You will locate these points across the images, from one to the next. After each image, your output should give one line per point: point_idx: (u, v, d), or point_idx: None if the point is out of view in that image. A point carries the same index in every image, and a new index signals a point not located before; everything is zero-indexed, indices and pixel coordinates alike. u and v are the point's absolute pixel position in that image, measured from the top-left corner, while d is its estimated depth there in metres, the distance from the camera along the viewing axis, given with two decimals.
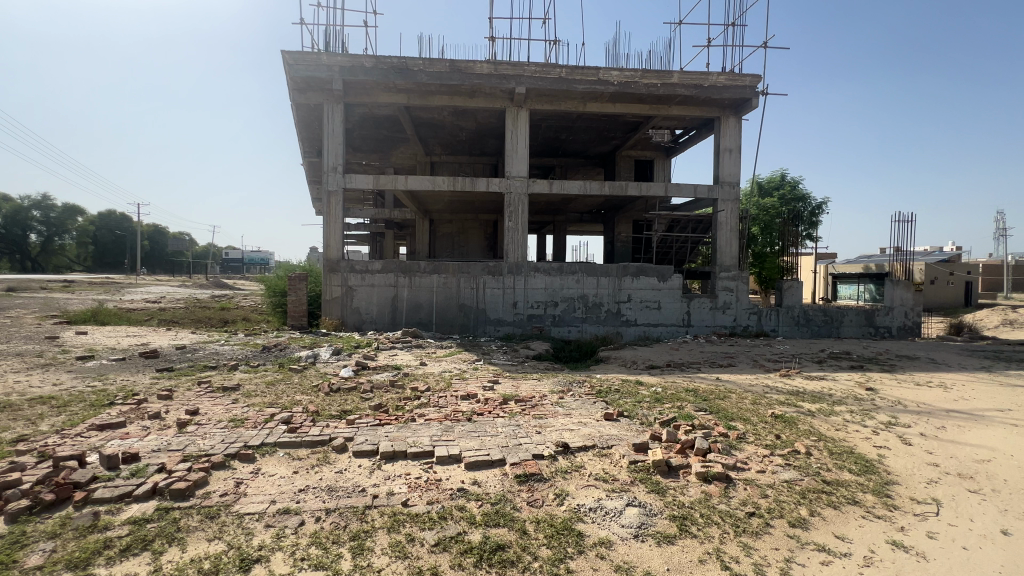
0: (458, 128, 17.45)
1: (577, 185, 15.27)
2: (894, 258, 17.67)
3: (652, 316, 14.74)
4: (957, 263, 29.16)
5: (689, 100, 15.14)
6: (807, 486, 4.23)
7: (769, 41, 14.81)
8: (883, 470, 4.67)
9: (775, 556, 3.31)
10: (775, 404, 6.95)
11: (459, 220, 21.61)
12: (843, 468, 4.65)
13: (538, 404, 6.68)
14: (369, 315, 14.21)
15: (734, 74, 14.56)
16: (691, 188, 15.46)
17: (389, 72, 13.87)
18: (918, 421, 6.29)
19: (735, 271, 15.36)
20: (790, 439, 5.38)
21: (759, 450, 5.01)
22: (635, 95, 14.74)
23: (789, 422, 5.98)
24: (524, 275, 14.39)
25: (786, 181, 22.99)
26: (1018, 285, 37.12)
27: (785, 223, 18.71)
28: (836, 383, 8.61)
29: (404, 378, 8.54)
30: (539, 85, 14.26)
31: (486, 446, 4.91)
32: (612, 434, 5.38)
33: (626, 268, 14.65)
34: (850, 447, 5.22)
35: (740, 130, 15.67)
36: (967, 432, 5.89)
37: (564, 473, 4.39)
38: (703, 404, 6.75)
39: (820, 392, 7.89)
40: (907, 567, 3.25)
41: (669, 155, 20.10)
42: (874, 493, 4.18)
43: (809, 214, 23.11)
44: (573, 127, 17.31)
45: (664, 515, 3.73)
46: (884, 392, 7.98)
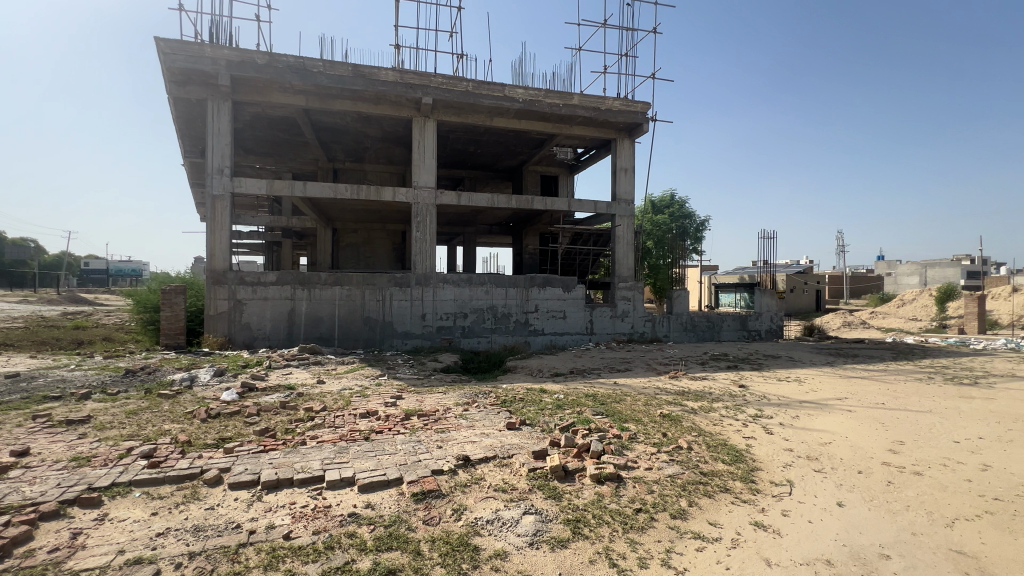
0: (363, 134, 16.82)
1: (485, 197, 15.47)
2: (763, 270, 20.19)
3: (558, 325, 15.28)
4: (810, 275, 34.23)
5: (589, 122, 16.09)
6: (687, 479, 4.61)
7: (656, 74, 16.49)
8: (749, 458, 5.24)
9: (658, 548, 3.52)
10: (664, 404, 7.54)
11: (365, 230, 20.76)
12: (717, 459, 5.14)
13: (441, 418, 6.55)
14: (262, 331, 13.03)
15: (627, 101, 15.83)
16: (592, 203, 16.38)
17: (284, 71, 13.00)
18: (778, 412, 7.21)
19: (632, 282, 16.42)
20: (674, 436, 5.83)
21: (647, 448, 5.36)
22: (539, 113, 15.37)
23: (674, 420, 6.50)
24: (432, 286, 14.13)
25: (675, 200, 25.31)
26: (856, 292, 44.22)
27: (675, 238, 20.56)
28: (714, 382, 9.59)
29: (298, 398, 7.89)
30: (445, 97, 14.27)
31: (382, 466, 4.68)
32: (513, 443, 5.44)
33: (533, 279, 15.05)
34: (724, 439, 5.79)
35: (633, 152, 16.95)
36: (815, 420, 6.83)
37: (463, 487, 4.32)
38: (600, 408, 7.10)
39: (701, 390, 8.72)
40: (765, 544, 3.61)
41: (572, 172, 21.16)
42: (741, 480, 4.66)
43: (695, 230, 25.58)
44: (482, 140, 17.54)
45: (559, 519, 3.82)
46: (753, 388, 9.04)
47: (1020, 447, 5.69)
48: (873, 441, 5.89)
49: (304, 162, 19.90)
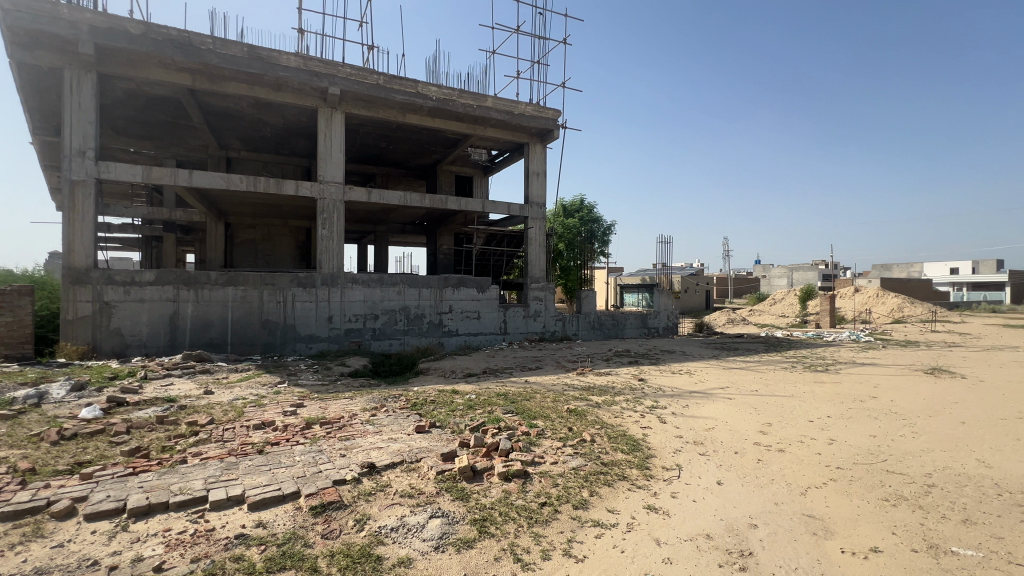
0: (261, 122, 15.49)
1: (397, 195, 15.01)
2: (661, 272, 21.93)
3: (472, 325, 15.29)
4: (701, 277, 37.83)
5: (502, 125, 16.34)
6: (589, 470, 4.86)
7: (566, 82, 17.20)
8: (645, 446, 5.67)
9: (560, 539, 3.66)
10: (571, 400, 7.88)
11: (264, 226, 19.15)
12: (617, 449, 5.48)
13: (346, 425, 6.24)
14: (136, 337, 11.47)
15: (539, 107, 16.39)
16: (505, 205, 16.63)
17: (165, 44, 11.56)
18: (671, 402, 7.89)
19: (544, 282, 16.92)
20: (579, 430, 6.11)
21: (553, 443, 5.56)
22: (454, 113, 15.28)
23: (579, 415, 6.83)
24: (340, 287, 13.41)
25: (585, 205, 26.46)
26: (739, 292, 49.61)
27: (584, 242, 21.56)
28: (617, 376, 10.24)
29: (180, 411, 7.06)
30: (354, 89, 13.64)
31: (277, 480, 4.34)
32: (422, 446, 5.35)
33: (447, 279, 14.90)
34: (624, 430, 6.20)
35: (545, 157, 17.50)
36: (701, 408, 7.56)
37: (367, 495, 4.15)
38: (511, 406, 7.24)
39: (606, 385, 9.26)
40: (655, 524, 3.90)
41: (486, 173, 21.33)
42: (638, 467, 5.01)
43: (602, 234, 26.95)
44: (394, 136, 17.02)
45: (466, 520, 3.82)
46: (651, 380, 9.80)
47: (856, 422, 6.77)
48: (747, 424, 6.67)
49: (191, 148, 17.86)
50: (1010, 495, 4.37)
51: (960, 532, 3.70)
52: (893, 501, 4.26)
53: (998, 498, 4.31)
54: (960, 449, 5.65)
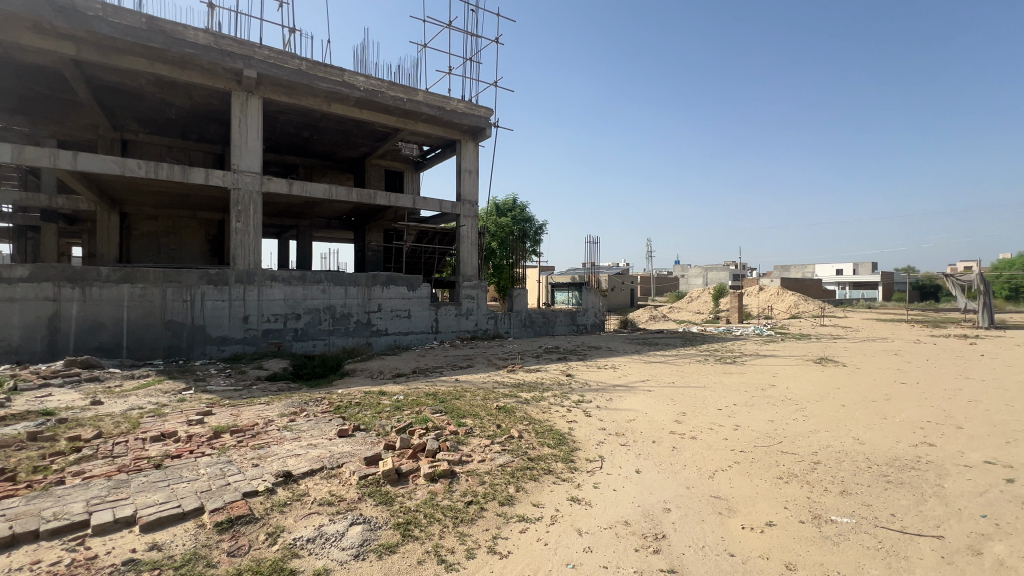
0: (164, 102, 14.03)
1: (321, 188, 14.25)
2: (589, 272, 22.72)
3: (402, 324, 14.90)
4: (626, 276, 39.75)
5: (434, 120, 16.08)
6: (515, 466, 4.92)
7: (498, 81, 17.27)
8: (570, 440, 5.84)
9: (485, 537, 3.66)
10: (500, 397, 7.94)
11: (168, 217, 17.37)
12: (543, 444, 5.60)
13: (260, 432, 5.82)
14: (4, 342, 9.97)
15: (471, 104, 16.34)
16: (437, 202, 16.38)
17: (41, 6, 10.10)
18: (596, 396, 8.21)
19: (476, 281, 16.87)
20: (507, 427, 6.17)
21: (481, 441, 5.56)
22: (383, 105, 14.79)
23: (508, 412, 6.89)
24: (257, 284, 12.47)
25: (518, 204, 26.47)
26: (661, 290, 52.71)
27: (515, 241, 21.72)
28: (547, 372, 10.49)
29: (59, 425, 6.20)
30: (273, 73, 12.76)
31: (177, 496, 3.95)
32: (344, 451, 5.12)
33: (376, 277, 14.39)
34: (550, 425, 6.35)
35: (477, 155, 17.46)
36: (623, 400, 7.94)
37: (281, 506, 3.90)
38: (439, 406, 7.15)
39: (535, 381, 9.44)
40: (577, 515, 4.03)
41: (417, 169, 20.89)
42: (562, 460, 5.16)
43: (534, 233, 27.17)
44: (318, 126, 16.15)
45: (389, 524, 3.72)
46: (578, 375, 10.15)
47: (757, 408, 7.46)
48: (664, 414, 7.11)
49: (76, 127, 15.76)
50: (877, 466, 5.02)
51: (838, 503, 4.19)
52: (786, 479, 4.73)
53: (868, 469, 4.94)
54: (840, 429, 6.40)
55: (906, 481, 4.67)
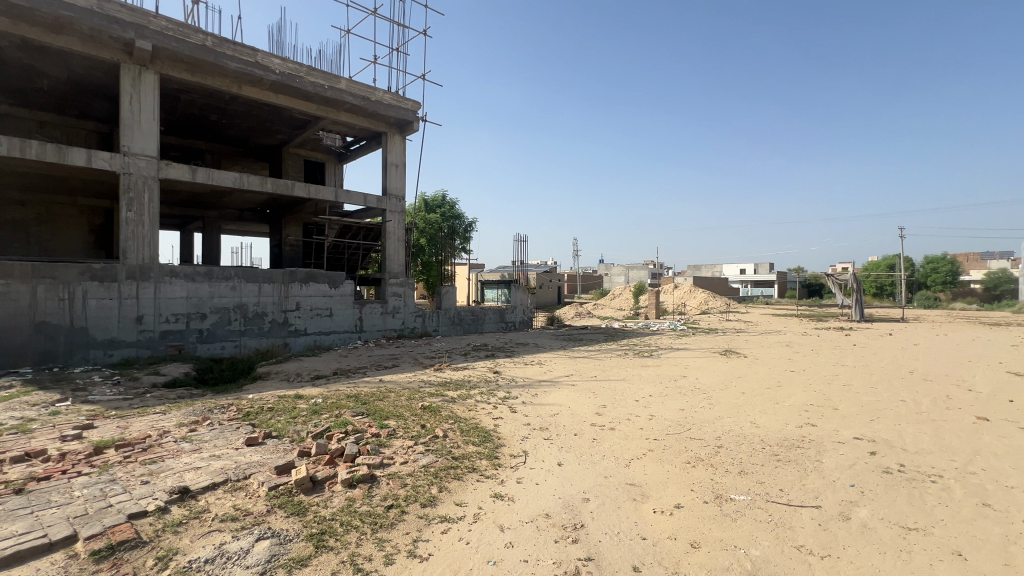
0: (34, 70, 12.15)
1: (230, 177, 13.12)
2: (518, 269, 23.01)
3: (323, 324, 14.13)
4: (554, 274, 40.81)
5: (357, 110, 15.40)
6: (439, 466, 4.85)
7: (426, 75, 16.76)
8: (495, 436, 5.88)
9: (405, 541, 3.56)
10: (426, 396, 7.79)
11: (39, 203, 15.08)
12: (468, 442, 5.59)
13: (153, 446, 5.23)
14: None
15: (397, 96, 15.89)
16: (361, 195, 15.70)
17: None
18: (522, 391, 8.34)
19: (402, 278, 16.41)
20: (432, 427, 6.07)
21: (404, 442, 5.42)
22: (301, 91, 13.93)
23: (433, 411, 6.78)
24: (153, 281, 11.20)
25: (447, 201, 26.08)
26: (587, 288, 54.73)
27: (444, 238, 21.44)
28: (474, 370, 10.47)
29: None
30: (172, 47, 11.52)
31: (44, 525, 3.44)
32: (253, 461, 4.75)
33: (294, 273, 13.51)
34: (476, 423, 6.35)
35: (404, 149, 16.96)
36: (548, 395, 8.15)
37: (175, 526, 3.53)
38: (361, 408, 6.88)
39: (462, 379, 9.38)
40: (500, 511, 4.05)
41: (340, 161, 19.90)
42: (487, 458, 5.17)
43: (464, 230, 26.95)
44: (227, 109, 14.83)
45: (301, 537, 3.49)
46: (505, 372, 10.25)
47: (670, 398, 7.98)
48: (587, 407, 7.38)
49: None
50: (770, 447, 5.56)
51: (736, 482, 4.59)
52: (693, 463, 5.10)
53: (762, 450, 5.46)
54: (740, 414, 7.03)
55: (792, 458, 5.22)
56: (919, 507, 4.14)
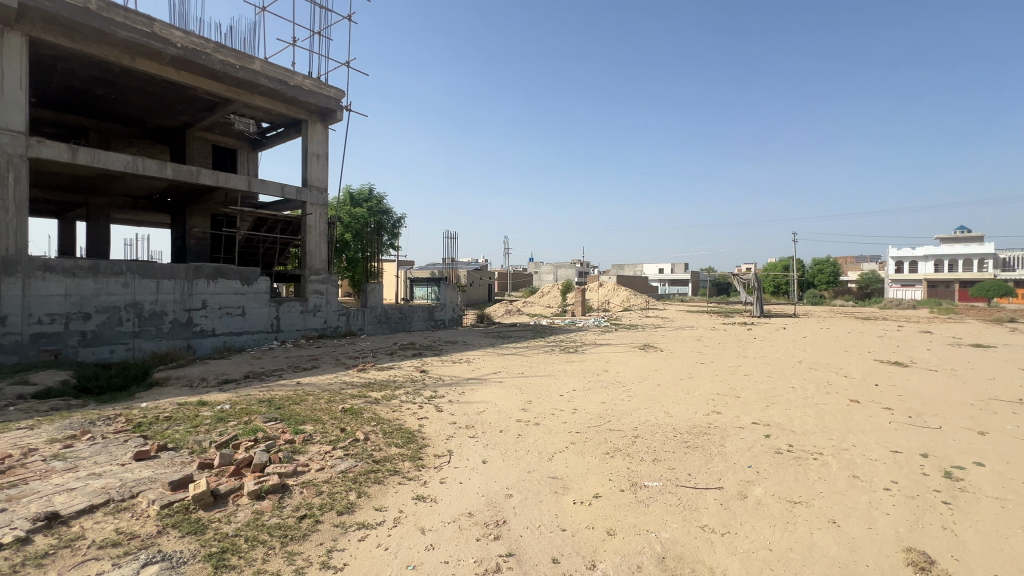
0: None
1: (120, 159, 11.68)
2: (448, 267, 22.75)
3: (234, 323, 13.01)
4: (484, 272, 40.84)
5: (273, 94, 14.36)
6: (359, 471, 4.65)
7: (351, 62, 15.97)
8: (419, 437, 5.76)
9: (318, 552, 3.37)
10: (347, 398, 7.45)
11: None
12: (391, 444, 5.42)
13: (16, 466, 4.51)
14: None
15: (318, 82, 15.03)
16: (277, 186, 14.65)
17: None
18: (449, 390, 8.25)
19: (324, 274, 15.57)
20: (352, 430, 5.81)
21: (321, 448, 5.14)
22: (207, 69, 12.73)
23: (354, 413, 6.49)
24: (22, 276, 9.69)
25: (373, 195, 24.79)
26: (517, 286, 55.40)
27: (371, 233, 20.62)
28: (400, 369, 10.19)
29: None
30: (45, 7, 10.03)
31: None
32: (143, 478, 4.25)
33: (199, 269, 12.31)
34: (400, 424, 6.18)
35: (327, 139, 16.08)
36: (475, 393, 8.13)
37: (39, 558, 3.06)
38: (274, 413, 6.42)
39: (387, 379, 9.09)
40: (421, 513, 3.97)
41: (254, 148, 18.45)
42: (410, 459, 5.04)
43: (392, 226, 25.83)
44: (117, 83, 13.18)
45: (198, 557, 3.19)
46: (432, 371, 10.08)
47: (593, 392, 8.29)
48: (513, 403, 7.45)
49: None
50: (681, 434, 5.97)
51: (650, 469, 4.86)
52: (612, 453, 5.33)
53: (674, 438, 5.84)
54: (656, 405, 7.46)
55: (700, 444, 5.63)
56: (803, 482, 4.64)
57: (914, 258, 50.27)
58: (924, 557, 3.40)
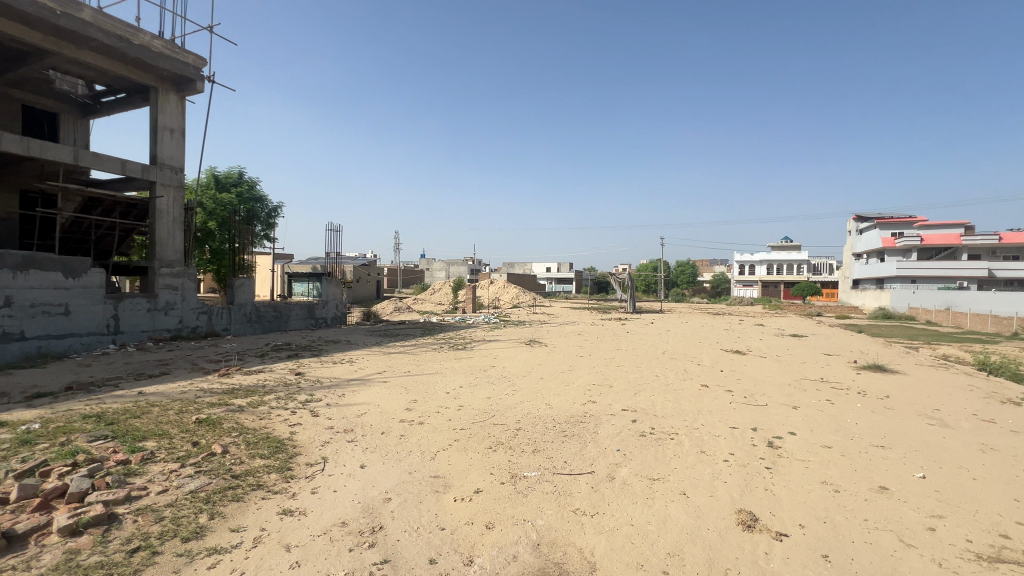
0: None
1: None
2: (331, 262, 21.30)
3: (53, 325, 10.65)
4: (372, 267, 39.12)
5: (111, 52, 12.08)
6: (213, 489, 4.11)
7: (215, 27, 14.11)
8: (290, 445, 5.28)
9: None
10: (204, 408, 6.56)
11: None
12: (255, 456, 4.89)
13: None
14: None
15: (172, 45, 12.99)
16: (116, 161, 12.37)
17: None
18: (327, 393, 7.71)
19: (179, 267, 13.55)
20: (207, 443, 5.12)
21: (165, 466, 4.45)
22: (14, 11, 10.28)
23: (211, 424, 5.73)
24: None
25: (245, 179, 21.57)
26: (407, 282, 53.99)
27: (239, 223, 18.35)
28: (271, 373, 9.27)
29: None
30: None
31: None
32: None
33: (2, 257, 9.86)
34: (267, 433, 5.61)
35: (183, 111, 13.98)
36: (356, 394, 7.71)
37: None
38: (103, 430, 5.40)
39: (254, 384, 8.19)
40: (287, 529, 3.63)
41: (85, 114, 15.39)
42: (277, 471, 4.59)
43: (266, 216, 22.95)
44: None
45: None
46: (309, 373, 9.34)
47: (479, 388, 8.36)
48: (397, 404, 7.21)
49: None
50: (559, 424, 6.29)
51: (529, 460, 5.04)
52: (494, 448, 5.41)
53: (552, 428, 6.13)
54: (538, 398, 7.77)
55: (576, 433, 5.98)
56: (661, 460, 5.18)
57: (751, 263, 59.28)
58: (751, 516, 4.00)
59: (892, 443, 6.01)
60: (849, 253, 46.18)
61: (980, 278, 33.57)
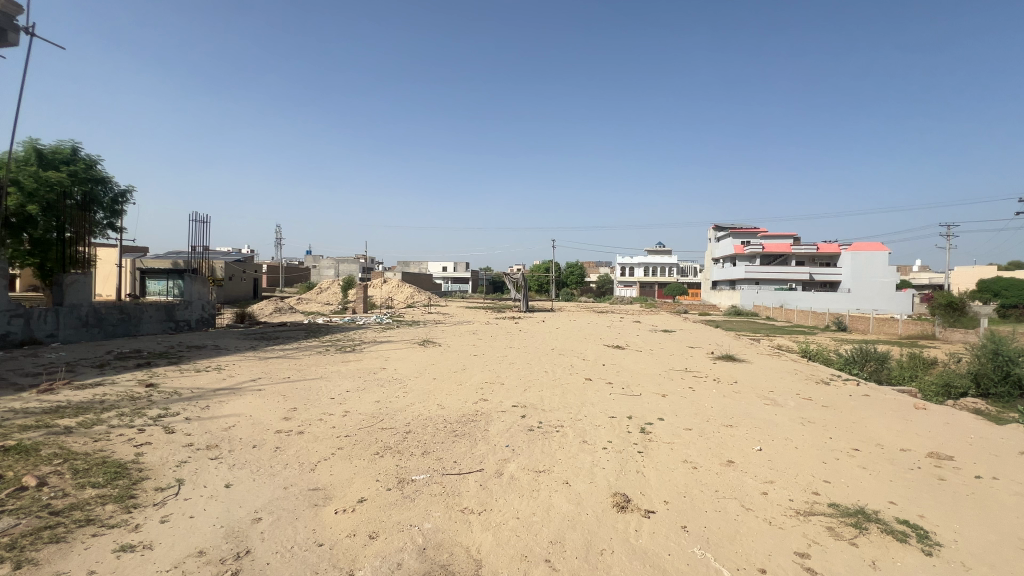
0: None
1: None
2: (197, 256, 18.76)
3: None
4: (247, 264, 35.31)
5: None
6: (22, 531, 3.36)
7: None
8: (135, 469, 4.53)
9: None
10: (13, 432, 5.34)
11: None
12: (85, 485, 4.11)
13: None
14: None
15: None
16: None
17: None
18: (187, 406, 6.77)
19: None
20: (16, 476, 4.17)
21: None
22: None
23: (23, 452, 4.68)
24: None
25: (80, 156, 17.89)
26: (290, 280, 49.64)
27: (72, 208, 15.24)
28: (113, 386, 7.88)
29: None
30: None
31: None
32: None
33: None
34: (104, 457, 4.74)
35: None
36: (223, 406, 6.89)
37: None
38: None
39: (88, 401, 6.88)
40: (127, 568, 3.10)
41: None
42: (115, 501, 3.91)
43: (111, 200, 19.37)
44: None
45: None
46: (164, 384, 8.11)
47: (367, 392, 7.99)
48: (273, 413, 6.59)
49: None
50: (450, 425, 6.26)
51: (418, 463, 4.94)
52: (381, 453, 5.21)
53: (443, 428, 6.09)
54: (430, 398, 7.66)
55: (467, 432, 5.99)
56: (547, 452, 5.41)
57: (631, 266, 64.88)
58: (625, 498, 4.35)
59: (737, 422, 6.99)
60: (709, 258, 52.80)
61: (803, 281, 40.57)
